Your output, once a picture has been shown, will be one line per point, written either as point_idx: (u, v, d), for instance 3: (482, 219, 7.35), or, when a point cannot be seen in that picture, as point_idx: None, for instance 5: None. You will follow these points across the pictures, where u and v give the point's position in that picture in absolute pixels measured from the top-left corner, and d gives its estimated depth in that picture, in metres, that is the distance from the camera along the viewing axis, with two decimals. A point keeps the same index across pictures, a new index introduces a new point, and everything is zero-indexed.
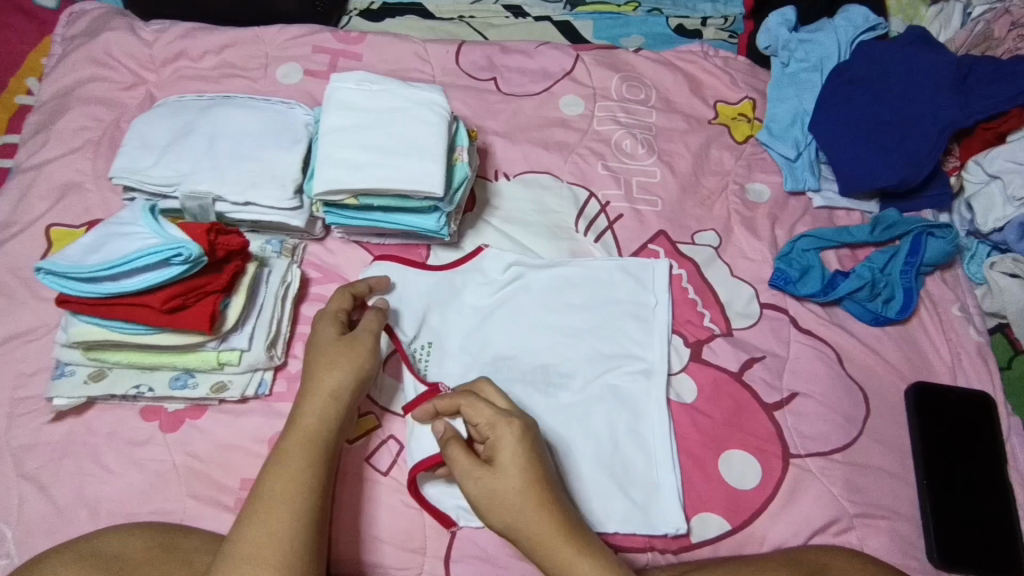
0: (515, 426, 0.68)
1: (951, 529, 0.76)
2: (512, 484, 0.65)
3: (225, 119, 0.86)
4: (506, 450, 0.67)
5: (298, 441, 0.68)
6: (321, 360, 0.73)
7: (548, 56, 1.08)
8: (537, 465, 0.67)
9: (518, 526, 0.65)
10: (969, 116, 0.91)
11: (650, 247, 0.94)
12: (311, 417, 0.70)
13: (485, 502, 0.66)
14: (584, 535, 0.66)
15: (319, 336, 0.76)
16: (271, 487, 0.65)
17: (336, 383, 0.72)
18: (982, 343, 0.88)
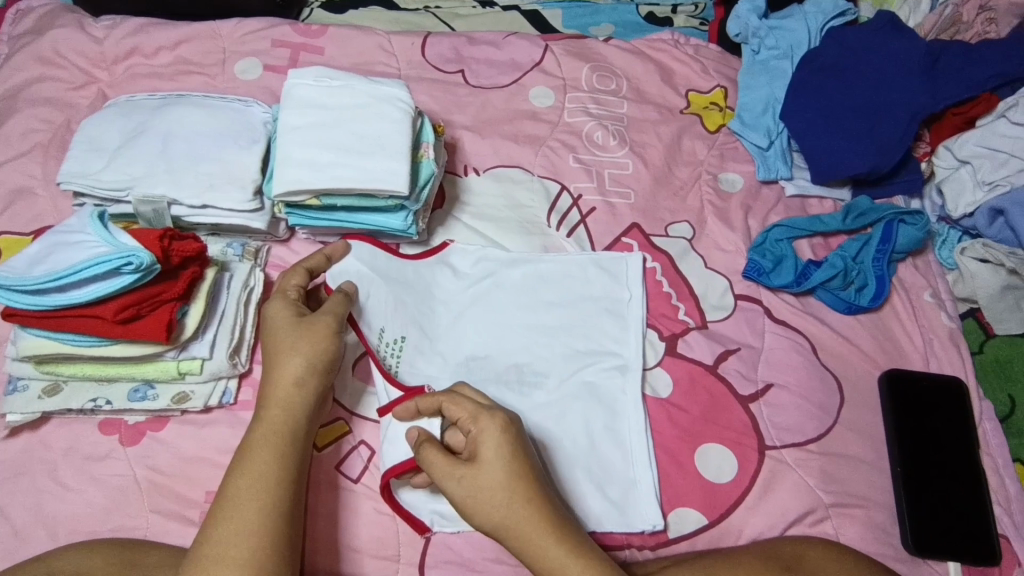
0: (499, 419, 0.66)
1: (925, 516, 0.77)
2: (498, 479, 0.63)
3: (179, 118, 0.82)
4: (489, 444, 0.65)
5: (262, 436, 0.66)
6: (281, 346, 0.71)
7: (517, 47, 1.06)
8: (521, 458, 0.65)
9: (505, 524, 0.63)
10: (938, 102, 0.91)
11: (624, 241, 0.92)
12: (275, 409, 0.68)
13: (469, 501, 0.64)
14: (573, 529, 0.65)
15: (275, 315, 0.74)
16: (236, 486, 0.63)
17: (297, 368, 0.69)
18: (954, 329, 0.89)
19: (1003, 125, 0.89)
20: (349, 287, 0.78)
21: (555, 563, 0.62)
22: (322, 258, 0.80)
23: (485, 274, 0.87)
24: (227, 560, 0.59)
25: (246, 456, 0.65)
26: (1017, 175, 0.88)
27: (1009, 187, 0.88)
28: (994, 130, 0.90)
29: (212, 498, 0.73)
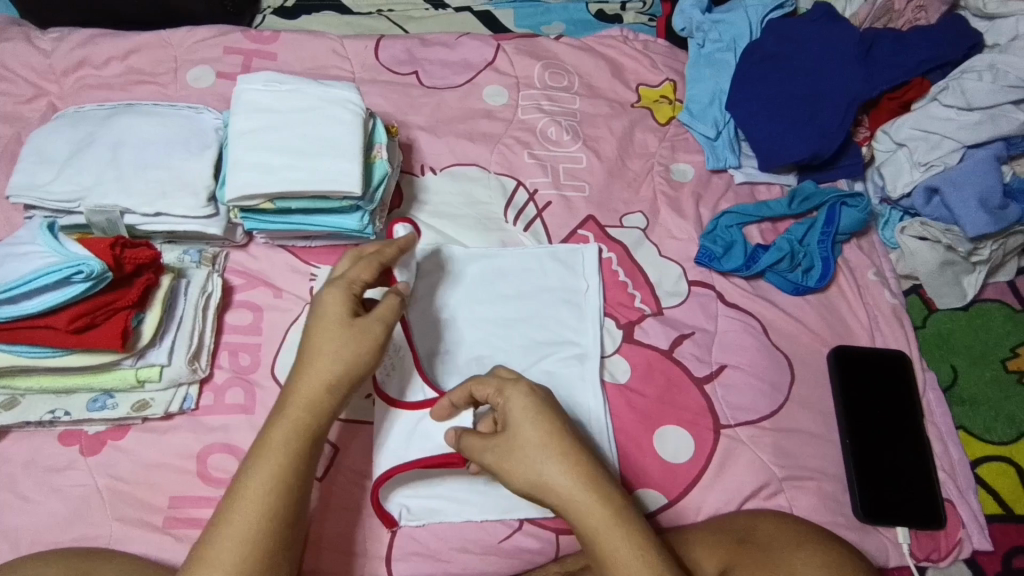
0: (527, 386, 0.69)
1: (874, 485, 0.80)
2: (529, 437, 0.65)
3: (128, 127, 0.83)
4: (516, 408, 0.67)
5: (284, 435, 0.64)
6: (324, 345, 0.67)
7: (469, 47, 1.07)
8: (554, 417, 0.67)
9: (544, 481, 0.64)
10: (873, 87, 0.94)
11: (580, 233, 0.94)
12: (297, 408, 0.65)
13: (506, 462, 0.65)
14: (614, 483, 0.65)
15: (329, 306, 0.69)
16: (251, 479, 0.62)
17: (332, 372, 0.66)
18: (896, 305, 0.92)
19: (936, 108, 0.93)
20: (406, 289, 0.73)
21: (598, 516, 0.62)
22: (395, 252, 0.75)
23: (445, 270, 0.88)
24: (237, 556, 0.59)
25: (263, 456, 0.63)
26: (950, 155, 0.92)
27: (943, 167, 0.92)
28: (928, 113, 0.93)
29: (175, 503, 0.73)
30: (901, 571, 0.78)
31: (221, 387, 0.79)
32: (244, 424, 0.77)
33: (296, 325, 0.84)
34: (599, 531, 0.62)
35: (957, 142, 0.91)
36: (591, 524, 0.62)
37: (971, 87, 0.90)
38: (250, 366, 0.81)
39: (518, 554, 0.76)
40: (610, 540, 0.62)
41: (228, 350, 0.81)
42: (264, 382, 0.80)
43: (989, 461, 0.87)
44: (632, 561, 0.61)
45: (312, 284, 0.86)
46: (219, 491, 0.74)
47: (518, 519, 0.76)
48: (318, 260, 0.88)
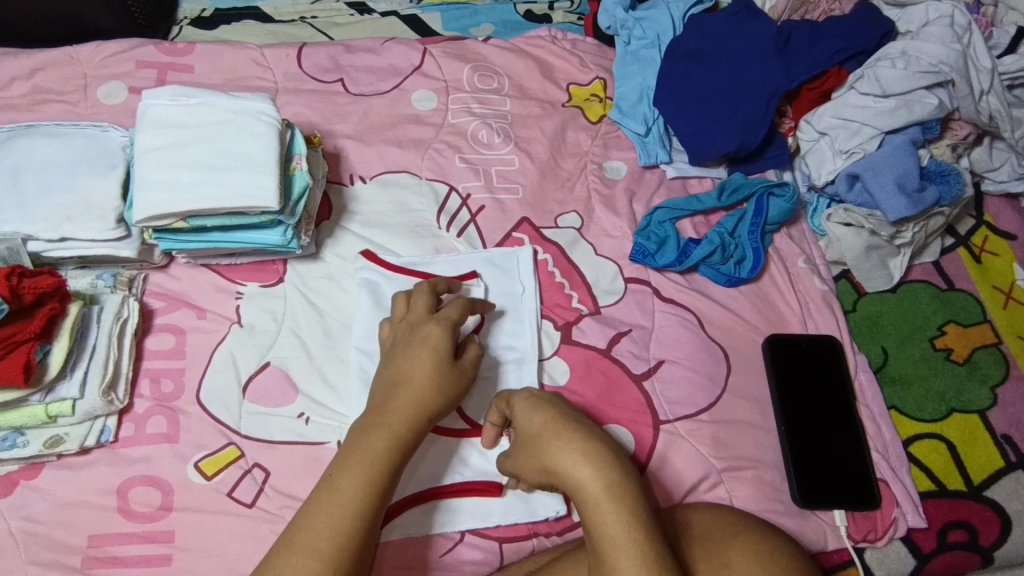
0: (534, 392, 0.74)
1: (810, 470, 0.81)
2: (529, 428, 0.70)
3: (28, 150, 0.79)
4: (518, 407, 0.72)
5: (384, 447, 0.65)
6: (431, 377, 0.70)
7: (395, 52, 1.05)
8: (555, 408, 0.71)
9: (543, 465, 0.68)
10: (793, 78, 0.96)
11: (514, 235, 0.93)
12: (397, 423, 0.67)
13: (518, 457, 0.71)
14: (608, 456, 0.66)
15: (436, 341, 0.72)
16: (336, 477, 0.63)
17: (432, 406, 0.70)
18: (826, 291, 0.94)
19: (854, 96, 0.95)
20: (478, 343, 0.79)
21: (590, 489, 0.64)
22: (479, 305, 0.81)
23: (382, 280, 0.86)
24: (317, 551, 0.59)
25: (358, 463, 0.64)
26: (869, 141, 0.94)
27: (862, 153, 0.94)
28: (847, 102, 0.95)
29: (95, 542, 0.69)
30: (840, 553, 0.80)
31: (142, 417, 0.76)
32: (168, 454, 0.74)
33: (222, 345, 0.81)
34: (591, 502, 0.64)
35: (875, 128, 0.93)
36: (585, 499, 0.64)
37: (884, 75, 0.93)
38: (173, 393, 0.77)
39: (461, 567, 0.75)
40: (600, 513, 0.63)
41: (150, 377, 0.78)
42: (189, 408, 0.77)
43: (921, 439, 0.89)
44: (622, 527, 0.62)
45: (239, 303, 0.83)
46: (143, 526, 0.71)
47: (459, 532, 0.75)
48: (245, 278, 0.85)
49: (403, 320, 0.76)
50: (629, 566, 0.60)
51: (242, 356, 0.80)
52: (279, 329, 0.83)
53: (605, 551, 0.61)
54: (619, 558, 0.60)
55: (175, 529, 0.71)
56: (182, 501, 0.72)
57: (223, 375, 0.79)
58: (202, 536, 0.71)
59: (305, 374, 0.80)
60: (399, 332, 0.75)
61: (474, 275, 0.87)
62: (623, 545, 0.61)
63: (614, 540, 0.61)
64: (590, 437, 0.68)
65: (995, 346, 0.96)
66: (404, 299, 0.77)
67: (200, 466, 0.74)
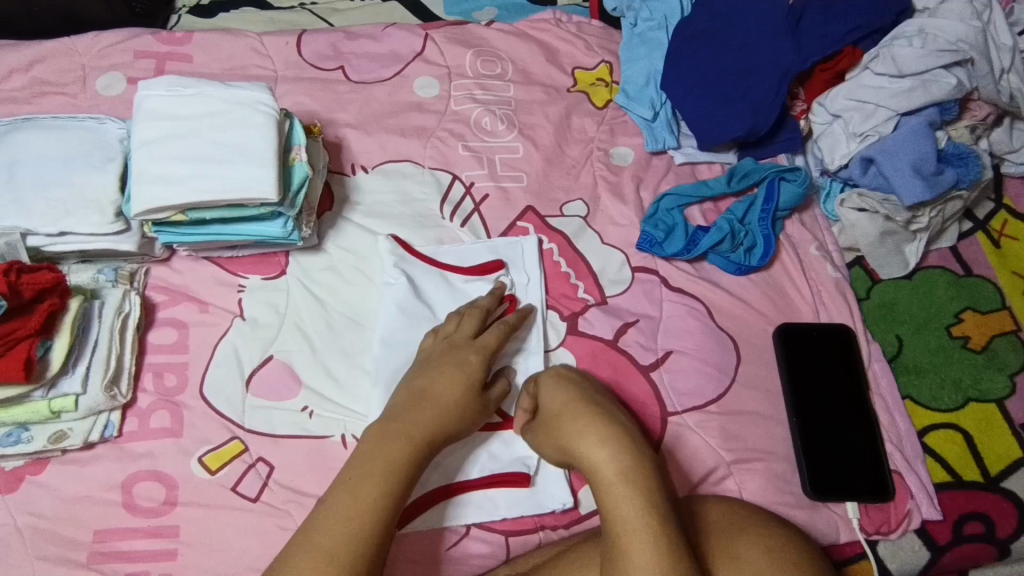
0: (562, 372, 0.75)
1: (822, 461, 0.80)
2: (553, 410, 0.71)
3: (23, 143, 0.78)
4: (546, 390, 0.73)
5: (405, 458, 0.66)
6: (460, 402, 0.72)
7: (395, 38, 1.03)
8: (581, 391, 0.72)
9: (562, 444, 0.68)
10: (804, 58, 0.93)
11: (519, 225, 0.91)
12: (421, 437, 0.68)
13: (540, 433, 0.72)
14: (628, 440, 0.66)
15: (473, 369, 0.74)
16: (352, 471, 0.65)
17: (453, 426, 0.71)
18: (840, 279, 0.92)
19: (869, 77, 0.92)
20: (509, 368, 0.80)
21: (606, 471, 0.64)
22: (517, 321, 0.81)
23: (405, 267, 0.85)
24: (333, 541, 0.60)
25: (380, 470, 0.65)
26: (884, 124, 0.90)
27: (877, 136, 0.91)
28: (861, 83, 0.92)
29: (100, 537, 0.69)
30: (852, 545, 0.78)
31: (146, 411, 0.75)
32: (171, 449, 0.74)
33: (224, 339, 0.80)
34: (606, 484, 0.63)
35: (891, 110, 0.90)
36: (600, 481, 0.64)
37: (901, 54, 0.90)
38: (176, 387, 0.77)
39: (467, 561, 0.74)
40: (615, 495, 0.62)
41: (153, 371, 0.78)
42: (192, 402, 0.76)
43: (936, 429, 0.87)
44: (634, 509, 0.61)
45: (241, 296, 0.83)
46: (147, 521, 0.70)
47: (465, 525, 0.74)
48: (247, 270, 0.84)
49: (445, 336, 0.78)
50: (638, 549, 0.59)
51: (244, 350, 0.80)
52: (282, 323, 0.82)
53: (615, 532, 0.61)
54: (628, 540, 0.60)
55: (180, 524, 0.71)
56: (186, 495, 0.72)
57: (225, 369, 0.79)
58: (207, 531, 0.71)
59: (309, 368, 0.80)
60: (437, 347, 0.77)
61: (502, 263, 0.86)
62: (633, 528, 0.60)
63: (628, 523, 0.60)
64: (612, 422, 0.68)
65: (1014, 333, 0.93)
66: (454, 318, 0.79)
67: (204, 460, 0.74)
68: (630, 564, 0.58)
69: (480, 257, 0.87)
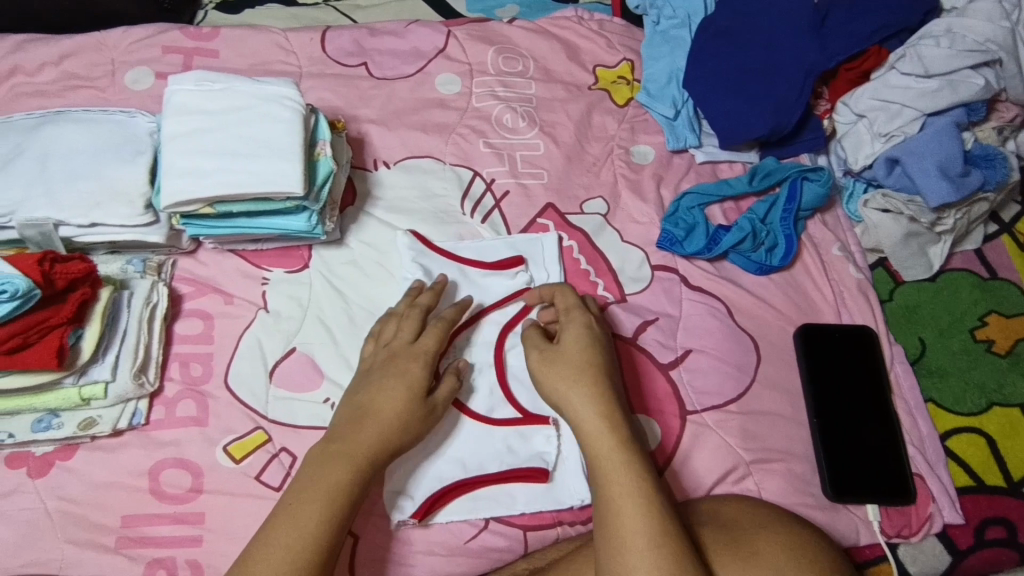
0: (592, 322, 0.78)
1: (842, 462, 0.79)
2: (569, 357, 0.75)
3: (56, 136, 0.80)
4: (570, 332, 0.77)
5: (346, 480, 0.67)
6: (401, 414, 0.71)
7: (418, 34, 1.04)
8: (598, 352, 0.76)
9: (564, 398, 0.73)
10: (829, 57, 0.92)
11: (539, 222, 0.92)
12: (362, 456, 0.68)
13: (550, 369, 0.74)
14: (621, 415, 0.72)
15: (413, 378, 0.73)
16: (307, 476, 0.67)
17: (394, 438, 0.70)
18: (862, 280, 0.91)
19: (894, 77, 0.91)
20: (462, 364, 0.78)
21: (601, 438, 0.69)
22: (455, 314, 0.79)
23: (423, 261, 0.86)
24: (297, 536, 0.63)
25: (320, 495, 0.65)
26: (910, 124, 0.90)
27: (903, 137, 0.90)
28: (887, 82, 0.91)
29: (128, 522, 0.71)
30: (872, 548, 0.78)
31: (173, 400, 0.77)
32: (197, 437, 0.75)
33: (249, 331, 0.81)
34: (602, 453, 0.68)
35: (917, 110, 0.89)
36: (594, 446, 0.69)
37: (928, 53, 0.89)
38: (202, 377, 0.78)
39: (486, 554, 0.75)
40: (607, 460, 0.68)
41: (179, 361, 0.79)
42: (217, 392, 0.78)
43: (958, 433, 0.86)
44: (627, 476, 0.66)
45: (265, 288, 0.84)
46: (173, 507, 0.72)
47: (484, 518, 0.75)
48: (271, 263, 0.85)
49: (386, 344, 0.77)
50: (630, 511, 0.64)
51: (268, 342, 0.81)
52: (304, 316, 0.83)
53: (608, 495, 0.66)
54: (620, 503, 0.65)
55: (205, 511, 0.72)
56: (211, 483, 0.73)
57: (249, 360, 0.80)
58: (231, 519, 0.72)
59: (332, 360, 0.81)
60: (378, 356, 0.76)
61: (522, 261, 0.87)
62: (628, 492, 0.65)
63: (616, 484, 0.66)
64: (610, 396, 0.73)
65: None
66: (396, 320, 0.78)
67: (229, 449, 0.75)
68: (622, 524, 0.64)
69: (501, 253, 0.87)
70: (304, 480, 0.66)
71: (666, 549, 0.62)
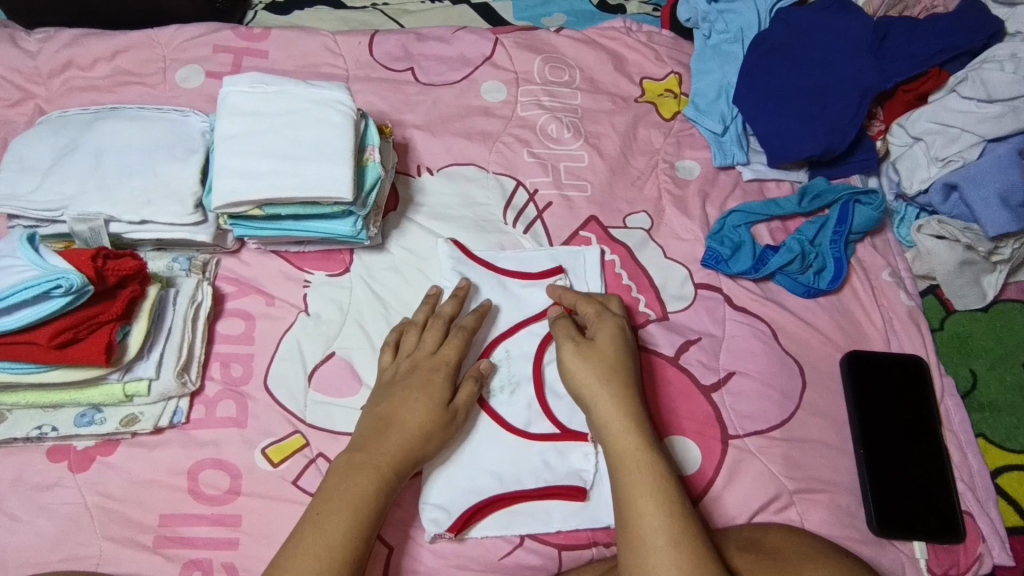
0: (624, 326, 0.78)
1: (888, 496, 0.77)
2: (600, 357, 0.74)
3: (110, 132, 0.80)
4: (602, 332, 0.76)
5: (374, 489, 0.66)
6: (425, 425, 0.71)
7: (466, 41, 1.03)
8: (629, 354, 0.76)
9: (591, 394, 0.72)
10: (887, 79, 0.90)
11: (582, 234, 0.90)
12: (387, 466, 0.68)
13: (584, 362, 0.74)
14: (644, 415, 0.71)
15: (436, 390, 0.73)
16: (336, 482, 0.66)
17: (419, 448, 0.70)
18: (912, 307, 0.89)
19: (954, 100, 0.89)
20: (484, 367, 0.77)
21: (624, 439, 0.69)
22: (476, 319, 0.79)
23: (463, 271, 0.85)
24: (328, 541, 0.62)
25: (348, 504, 0.65)
26: (970, 150, 0.87)
27: (961, 162, 0.88)
28: (945, 106, 0.89)
29: (166, 521, 0.71)
30: None
31: (213, 400, 0.77)
32: (236, 438, 0.75)
33: (289, 333, 0.81)
34: (625, 452, 0.68)
35: (977, 136, 0.87)
36: (617, 446, 0.69)
37: (992, 78, 0.86)
38: (242, 378, 0.78)
39: (520, 571, 0.73)
40: (630, 460, 0.68)
41: (220, 360, 0.79)
42: (256, 394, 0.78)
43: (1009, 470, 0.86)
44: (651, 476, 0.66)
45: (306, 291, 0.84)
46: (211, 508, 0.72)
47: (519, 535, 0.74)
48: (313, 266, 0.85)
49: (407, 354, 0.76)
50: (651, 512, 0.64)
51: (308, 345, 0.81)
52: (344, 320, 0.83)
53: (630, 494, 0.66)
54: (642, 503, 0.65)
55: (242, 513, 0.72)
56: (249, 486, 0.73)
57: (289, 363, 0.80)
58: (268, 523, 0.72)
59: (370, 366, 0.80)
60: (400, 367, 0.75)
61: (562, 270, 0.85)
62: (651, 492, 0.65)
63: (639, 484, 0.66)
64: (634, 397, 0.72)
65: None
66: (417, 330, 0.78)
67: (267, 452, 0.75)
68: (643, 524, 0.64)
69: (543, 264, 0.86)
70: (334, 481, 0.66)
71: (688, 552, 0.62)
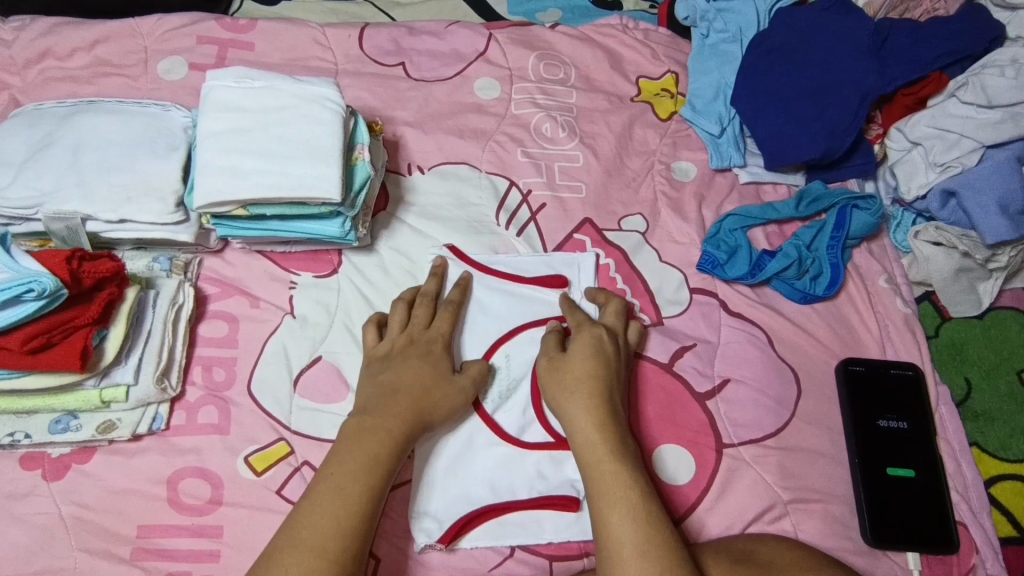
0: (603, 335, 0.75)
1: (883, 507, 0.76)
2: (572, 368, 0.72)
3: (88, 126, 0.77)
4: (578, 343, 0.74)
5: (383, 449, 0.65)
6: (429, 387, 0.70)
7: (459, 36, 1.00)
8: (603, 364, 0.73)
9: (561, 406, 0.71)
10: (888, 82, 0.88)
11: (576, 237, 0.88)
12: (397, 427, 0.67)
13: (552, 377, 0.73)
14: (617, 422, 0.70)
15: (437, 357, 0.73)
16: (340, 448, 0.65)
17: (428, 409, 0.69)
18: (909, 315, 0.88)
19: (953, 105, 0.88)
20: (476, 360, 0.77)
21: (594, 448, 0.68)
22: (459, 292, 0.80)
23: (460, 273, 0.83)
24: (335, 504, 0.61)
25: (359, 464, 0.64)
26: (969, 155, 0.86)
27: (960, 168, 0.87)
28: (945, 111, 0.88)
29: (144, 533, 0.69)
30: None
31: (195, 406, 0.74)
32: (219, 445, 0.73)
33: (276, 336, 0.79)
34: (591, 462, 0.67)
35: (977, 142, 0.86)
36: (585, 456, 0.68)
37: (992, 84, 0.85)
38: (224, 383, 0.76)
39: None
40: (599, 470, 0.66)
41: (202, 364, 0.77)
42: (240, 399, 0.75)
43: (1003, 480, 0.85)
44: (619, 486, 0.65)
45: (292, 293, 0.81)
46: (192, 519, 0.70)
47: (510, 546, 0.72)
48: (300, 267, 0.83)
49: (401, 330, 0.75)
50: (618, 522, 0.63)
51: (293, 349, 0.78)
52: (331, 322, 0.80)
53: (599, 505, 0.65)
54: (608, 513, 0.64)
55: (224, 524, 0.70)
56: (231, 495, 0.71)
57: (274, 366, 0.77)
58: (251, 534, 0.69)
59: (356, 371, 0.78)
60: (395, 342, 0.74)
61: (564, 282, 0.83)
62: (620, 502, 0.64)
63: (608, 494, 0.65)
64: (606, 404, 0.70)
65: None
66: (404, 307, 0.77)
67: (250, 460, 0.72)
68: (610, 535, 0.63)
69: (537, 269, 0.84)
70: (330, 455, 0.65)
71: (655, 561, 0.61)
